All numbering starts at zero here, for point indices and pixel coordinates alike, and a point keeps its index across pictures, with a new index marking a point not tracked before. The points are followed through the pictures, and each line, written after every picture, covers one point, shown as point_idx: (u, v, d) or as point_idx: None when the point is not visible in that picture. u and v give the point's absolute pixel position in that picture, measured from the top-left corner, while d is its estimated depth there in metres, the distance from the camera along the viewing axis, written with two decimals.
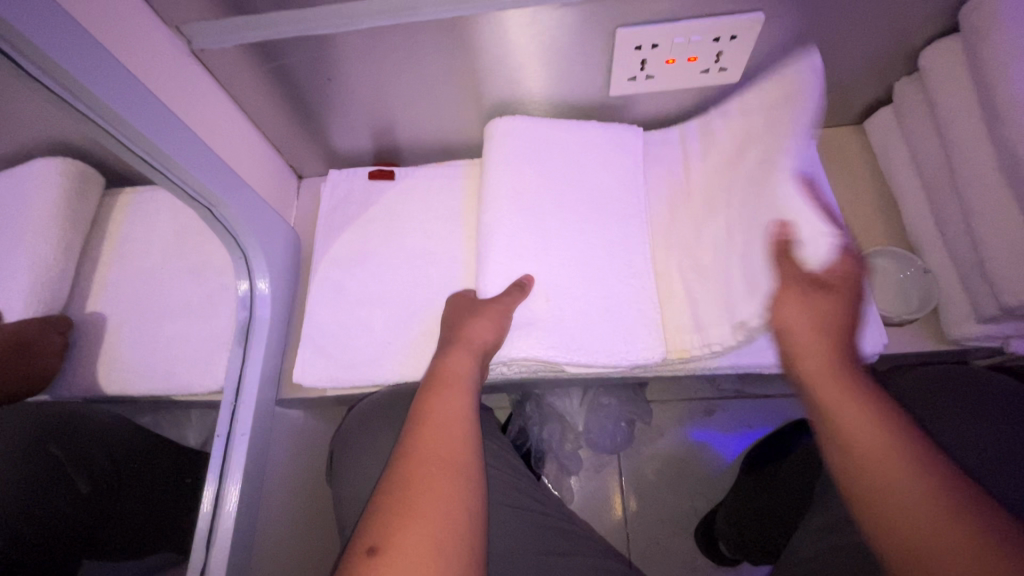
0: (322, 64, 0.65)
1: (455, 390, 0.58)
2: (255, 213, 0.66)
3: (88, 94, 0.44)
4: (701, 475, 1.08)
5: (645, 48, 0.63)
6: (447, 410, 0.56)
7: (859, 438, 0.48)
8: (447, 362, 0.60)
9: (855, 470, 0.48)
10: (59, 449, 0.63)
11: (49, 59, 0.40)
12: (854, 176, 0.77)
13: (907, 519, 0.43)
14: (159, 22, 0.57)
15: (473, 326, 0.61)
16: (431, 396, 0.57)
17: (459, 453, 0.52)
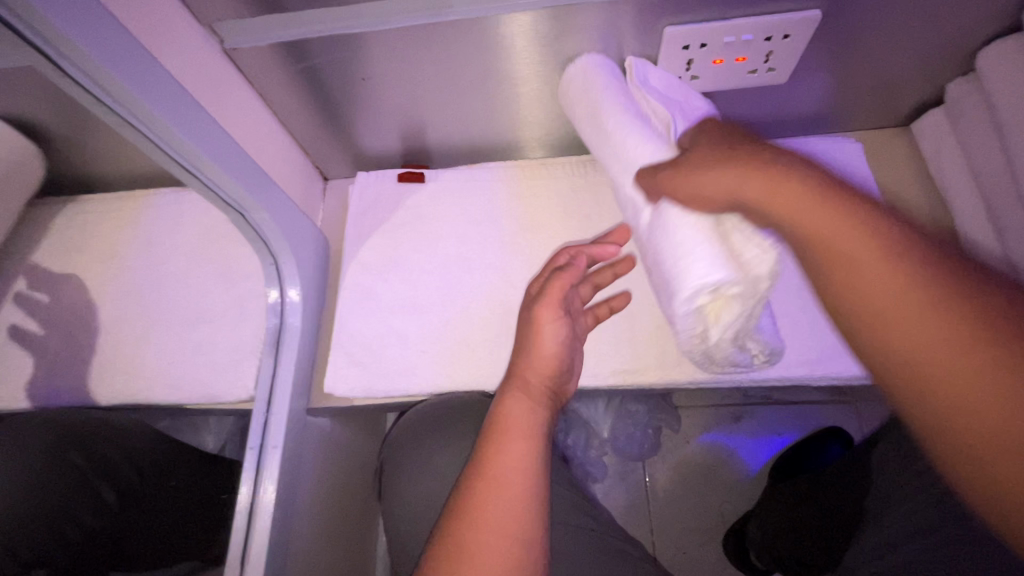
0: (356, 64, 0.63)
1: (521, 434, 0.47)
2: (286, 217, 0.64)
3: (125, 93, 0.41)
4: (730, 483, 1.06)
5: (693, 48, 0.60)
6: (514, 458, 0.46)
7: (856, 251, 0.34)
8: (507, 404, 0.50)
9: (872, 311, 0.34)
10: (82, 458, 0.61)
11: (87, 57, 0.37)
12: (900, 181, 0.75)
13: (952, 374, 0.31)
14: (192, 19, 0.55)
15: (532, 359, 0.54)
16: (490, 442, 0.47)
17: (519, 528, 0.42)
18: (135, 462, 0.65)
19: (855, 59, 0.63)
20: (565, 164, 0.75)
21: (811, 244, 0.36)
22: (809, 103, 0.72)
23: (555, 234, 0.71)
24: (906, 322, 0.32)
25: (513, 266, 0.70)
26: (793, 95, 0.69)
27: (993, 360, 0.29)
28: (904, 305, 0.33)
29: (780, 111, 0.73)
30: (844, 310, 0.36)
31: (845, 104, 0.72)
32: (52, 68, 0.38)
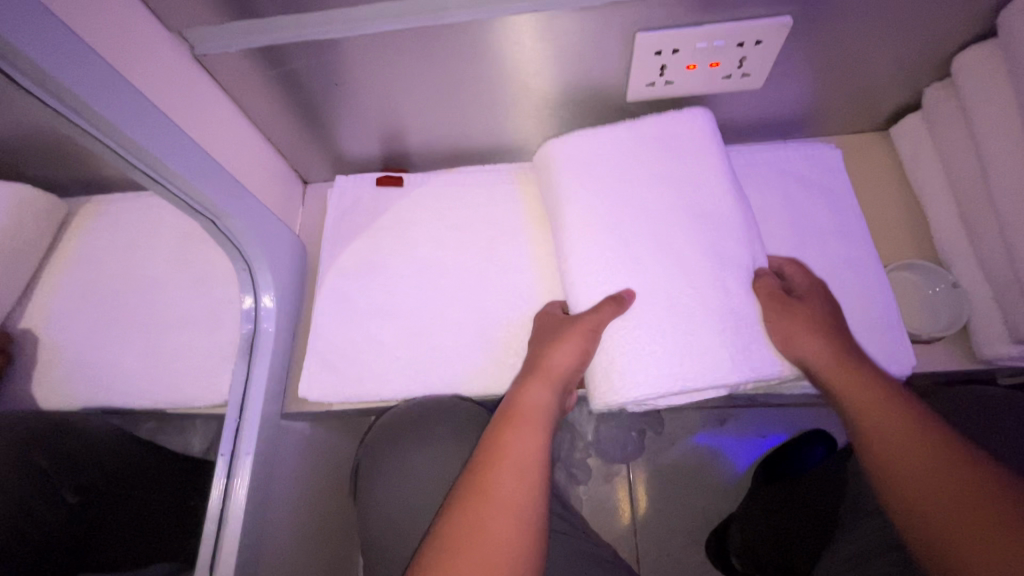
0: (329, 69, 0.63)
1: (533, 427, 0.54)
2: (259, 223, 0.64)
3: (82, 104, 0.41)
4: (713, 485, 1.06)
5: (665, 53, 0.60)
6: (524, 449, 0.53)
7: (883, 428, 0.53)
8: (527, 394, 0.57)
9: (898, 474, 0.50)
10: (45, 459, 0.61)
11: (41, 69, 0.37)
12: (878, 185, 0.75)
13: (931, 484, 0.48)
14: (159, 25, 0.55)
15: (553, 353, 0.58)
16: (506, 430, 0.55)
17: (525, 496, 0.49)
18: (100, 461, 0.64)
19: (829, 64, 0.63)
20: None
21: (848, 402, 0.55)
22: (784, 108, 0.71)
23: (532, 239, 0.71)
24: (917, 471, 0.49)
25: (489, 271, 0.70)
26: (769, 99, 0.69)
27: (956, 479, 0.47)
28: (925, 465, 0.49)
29: (756, 116, 0.73)
30: (865, 427, 0.54)
31: (822, 109, 0.72)
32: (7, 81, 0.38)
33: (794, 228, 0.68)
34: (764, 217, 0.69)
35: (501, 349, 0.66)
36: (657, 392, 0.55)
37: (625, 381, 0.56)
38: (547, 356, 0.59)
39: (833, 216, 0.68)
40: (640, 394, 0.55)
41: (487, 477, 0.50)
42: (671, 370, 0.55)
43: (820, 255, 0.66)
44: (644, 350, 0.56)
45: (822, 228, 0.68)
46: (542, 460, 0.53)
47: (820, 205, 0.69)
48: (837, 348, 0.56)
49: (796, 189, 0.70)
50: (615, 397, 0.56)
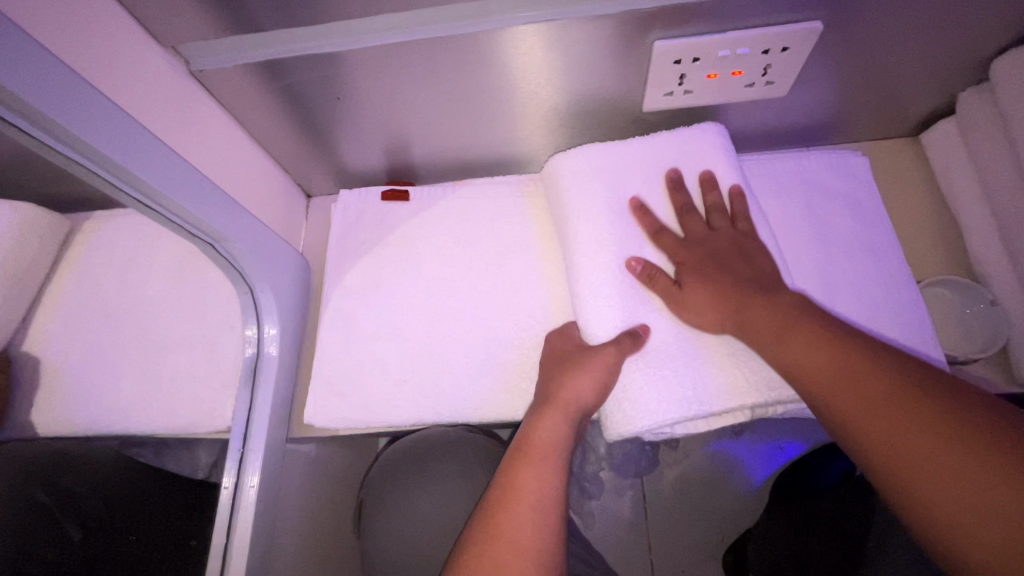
0: (331, 83, 0.60)
1: (545, 465, 0.49)
2: (259, 243, 0.62)
3: (69, 134, 0.39)
4: (730, 498, 1.03)
5: (684, 62, 0.57)
6: (536, 487, 0.48)
7: (838, 391, 0.43)
8: (537, 428, 0.52)
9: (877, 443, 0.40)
10: (45, 494, 0.59)
11: (24, 101, 0.35)
12: (907, 195, 0.71)
13: (933, 458, 0.37)
14: (153, 43, 0.52)
15: (572, 383, 0.53)
16: (515, 467, 0.50)
17: (534, 542, 0.45)
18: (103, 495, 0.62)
19: (857, 70, 0.60)
20: None
21: (795, 372, 0.47)
22: (808, 115, 0.68)
23: (544, 256, 0.68)
24: (892, 438, 0.39)
25: (500, 290, 0.67)
26: (792, 106, 0.66)
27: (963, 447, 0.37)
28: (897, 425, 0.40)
29: (778, 124, 0.70)
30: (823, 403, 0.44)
31: (848, 116, 0.69)
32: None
33: (823, 242, 0.64)
34: (789, 231, 0.65)
35: (513, 372, 0.64)
36: (673, 420, 0.52)
37: (640, 409, 0.53)
38: (566, 387, 0.53)
39: (862, 230, 0.65)
40: (653, 424, 0.52)
41: (495, 522, 0.46)
42: (688, 397, 0.52)
43: (848, 271, 0.63)
44: (655, 379, 0.53)
45: (852, 244, 0.64)
46: (560, 500, 0.48)
47: (848, 220, 0.65)
48: (718, 284, 0.53)
49: (822, 202, 0.66)
50: (629, 428, 0.53)
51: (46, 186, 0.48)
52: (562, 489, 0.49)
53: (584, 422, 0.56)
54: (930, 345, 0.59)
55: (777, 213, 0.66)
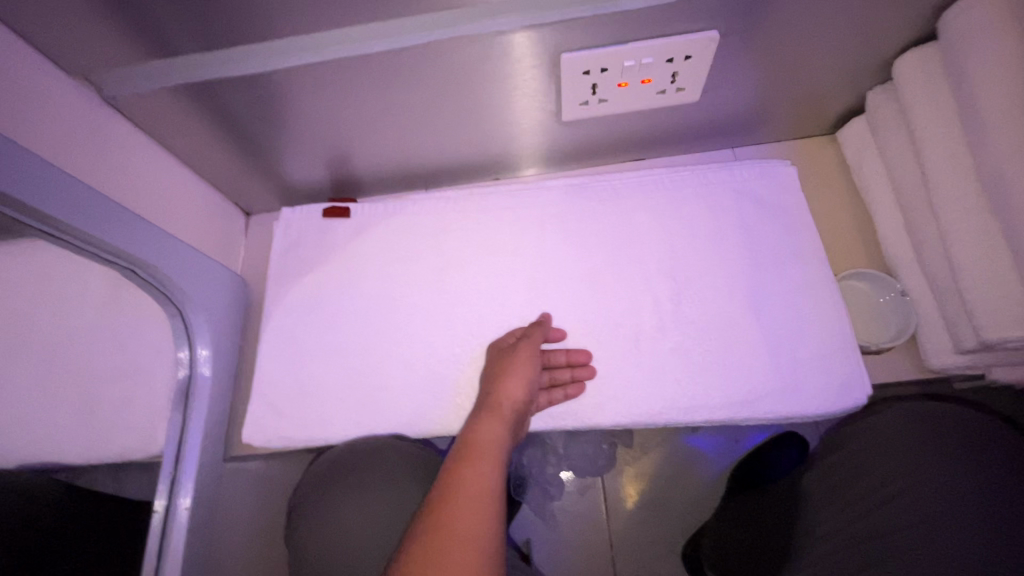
0: (252, 104, 0.61)
1: (486, 461, 0.52)
2: (186, 265, 0.62)
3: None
4: (689, 492, 1.05)
5: (594, 72, 0.59)
6: (475, 482, 0.49)
7: None
8: (477, 428, 0.55)
9: None
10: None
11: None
12: (827, 191, 0.74)
13: None
14: (60, 73, 0.53)
15: (502, 388, 0.58)
16: (456, 466, 0.52)
17: (478, 528, 0.46)
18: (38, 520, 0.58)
19: (764, 73, 0.62)
20: (494, 193, 0.72)
21: None
22: (726, 116, 0.70)
23: (478, 265, 0.69)
24: None
25: (435, 301, 0.68)
26: (708, 110, 0.68)
27: None
28: None
29: (700, 125, 0.72)
30: None
31: (765, 116, 0.71)
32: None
33: (745, 247, 0.66)
34: (714, 235, 0.67)
35: (448, 382, 0.65)
36: None
37: None
38: (497, 392, 0.58)
39: (786, 238, 0.66)
40: None
41: (442, 512, 0.47)
42: None
43: (773, 277, 0.65)
44: None
45: (773, 248, 0.66)
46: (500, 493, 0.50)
47: (767, 223, 0.67)
48: None
49: (749, 210, 0.68)
50: None
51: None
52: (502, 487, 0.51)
53: (519, 427, 0.59)
54: (850, 349, 0.60)
55: (697, 217, 0.68)
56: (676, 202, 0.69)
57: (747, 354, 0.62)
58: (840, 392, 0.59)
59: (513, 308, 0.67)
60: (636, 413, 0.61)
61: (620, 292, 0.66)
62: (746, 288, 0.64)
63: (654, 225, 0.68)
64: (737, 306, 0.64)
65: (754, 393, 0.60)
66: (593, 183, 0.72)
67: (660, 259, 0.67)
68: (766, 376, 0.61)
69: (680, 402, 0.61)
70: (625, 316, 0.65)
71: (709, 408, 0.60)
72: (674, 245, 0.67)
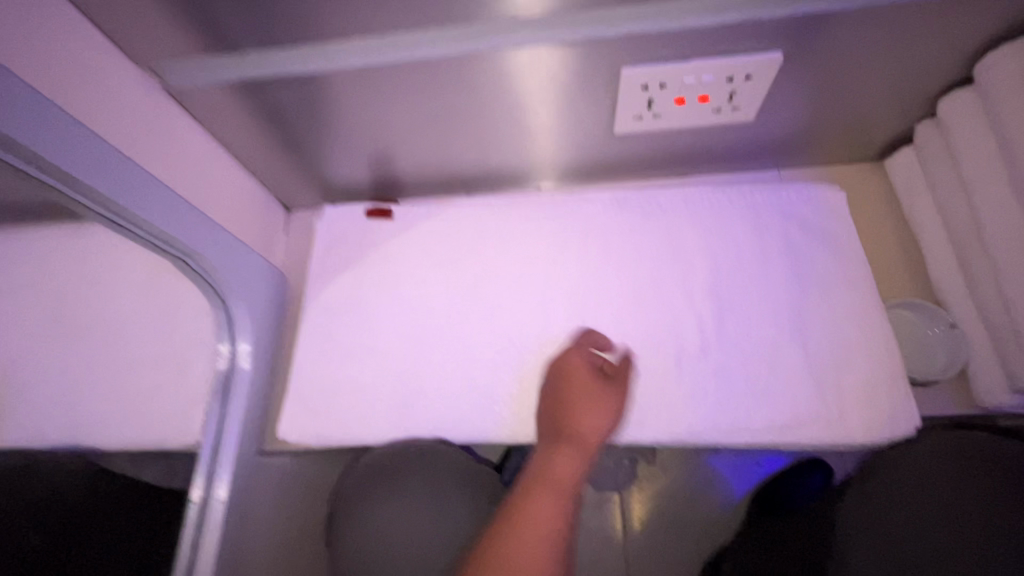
0: (306, 102, 0.61)
1: (559, 500, 0.50)
2: (233, 259, 0.63)
3: (18, 144, 0.39)
4: (710, 517, 1.03)
5: (652, 87, 0.58)
6: (539, 516, 0.49)
7: None
8: (555, 461, 0.52)
9: None
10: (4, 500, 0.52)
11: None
12: (872, 218, 0.73)
13: None
14: (128, 62, 0.54)
15: (586, 423, 0.54)
16: (525, 494, 0.51)
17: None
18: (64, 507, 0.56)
19: (819, 98, 0.61)
20: (537, 202, 0.73)
21: None
22: (776, 139, 0.70)
23: (519, 275, 0.69)
24: None
25: (476, 307, 0.68)
26: (758, 130, 0.67)
27: None
28: None
29: (749, 147, 0.72)
30: None
31: (814, 141, 0.70)
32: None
33: (791, 268, 0.66)
34: (759, 257, 0.67)
35: (484, 389, 0.64)
36: None
37: None
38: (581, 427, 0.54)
39: (833, 264, 0.65)
40: None
41: (511, 549, 0.46)
42: None
43: (819, 301, 0.64)
44: None
45: (822, 274, 0.65)
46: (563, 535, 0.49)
47: (814, 248, 0.66)
48: None
49: (797, 233, 0.67)
50: None
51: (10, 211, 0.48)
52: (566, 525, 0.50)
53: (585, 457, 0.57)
54: (895, 376, 0.60)
55: (741, 239, 0.68)
56: (720, 221, 0.69)
57: (790, 379, 0.61)
58: (889, 423, 0.58)
59: (554, 319, 0.66)
60: (675, 432, 0.60)
61: (661, 308, 0.65)
62: (791, 310, 0.64)
63: (699, 244, 0.68)
64: (779, 329, 0.63)
65: (798, 419, 0.59)
66: (638, 198, 0.71)
67: (701, 277, 0.66)
68: (810, 401, 0.60)
69: (721, 423, 0.60)
70: (666, 333, 0.64)
71: (750, 431, 0.59)
72: (719, 264, 0.67)
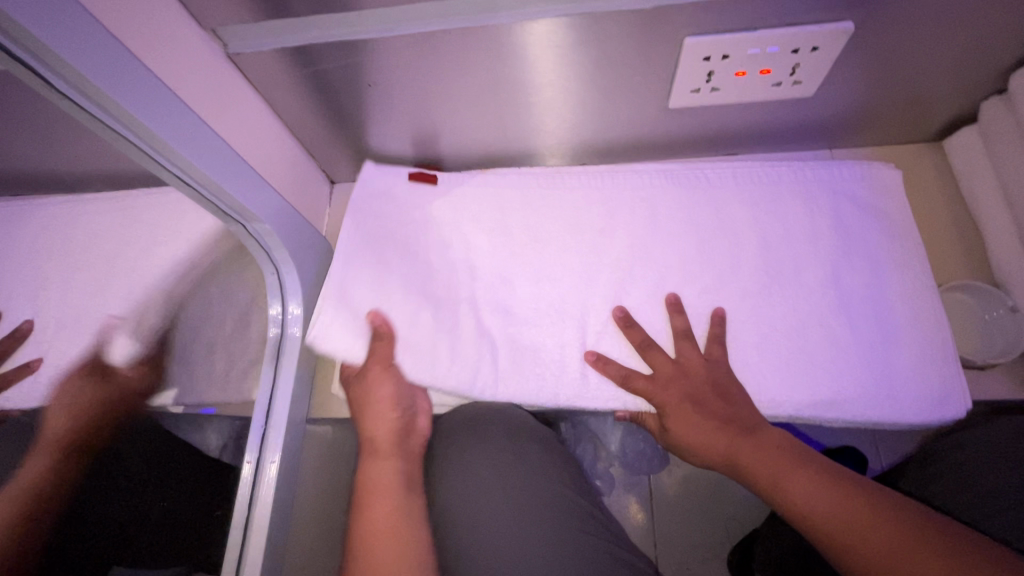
0: (364, 71, 0.61)
1: (388, 454, 0.61)
2: (288, 227, 0.64)
3: (108, 100, 0.39)
4: (738, 498, 1.03)
5: (714, 59, 0.57)
6: (385, 509, 0.56)
7: None
8: (371, 426, 0.63)
9: None
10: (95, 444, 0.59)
11: (59, 58, 0.35)
12: (926, 202, 0.72)
13: None
14: (193, 24, 0.53)
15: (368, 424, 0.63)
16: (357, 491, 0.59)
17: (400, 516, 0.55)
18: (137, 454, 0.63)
19: (883, 74, 0.60)
20: (584, 176, 0.72)
21: None
22: (834, 116, 0.68)
23: (565, 247, 0.69)
24: None
25: (523, 278, 0.68)
26: (815, 108, 0.66)
27: None
28: None
29: (800, 126, 0.71)
30: None
31: (871, 121, 0.69)
32: (25, 71, 0.36)
33: (841, 247, 0.65)
34: (811, 235, 0.66)
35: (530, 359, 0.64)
36: None
37: None
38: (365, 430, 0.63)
39: (886, 243, 0.65)
40: None
41: (362, 508, 0.57)
42: None
43: (871, 281, 0.63)
44: None
45: (874, 254, 0.65)
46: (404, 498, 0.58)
47: (864, 227, 0.66)
48: None
49: (851, 212, 0.66)
50: None
51: (76, 172, 0.49)
52: (413, 504, 0.57)
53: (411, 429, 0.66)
54: (941, 348, 0.60)
55: (792, 218, 0.67)
56: (770, 200, 0.68)
57: (838, 355, 0.61)
58: (941, 399, 0.58)
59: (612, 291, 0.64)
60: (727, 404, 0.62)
61: (710, 285, 0.65)
62: (841, 287, 0.63)
63: (750, 221, 0.67)
64: (829, 306, 0.63)
65: (852, 391, 0.59)
66: (686, 171, 0.71)
67: (749, 253, 0.66)
68: (860, 374, 0.60)
69: (767, 392, 0.60)
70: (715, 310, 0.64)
71: (797, 405, 0.59)
72: (767, 243, 0.66)
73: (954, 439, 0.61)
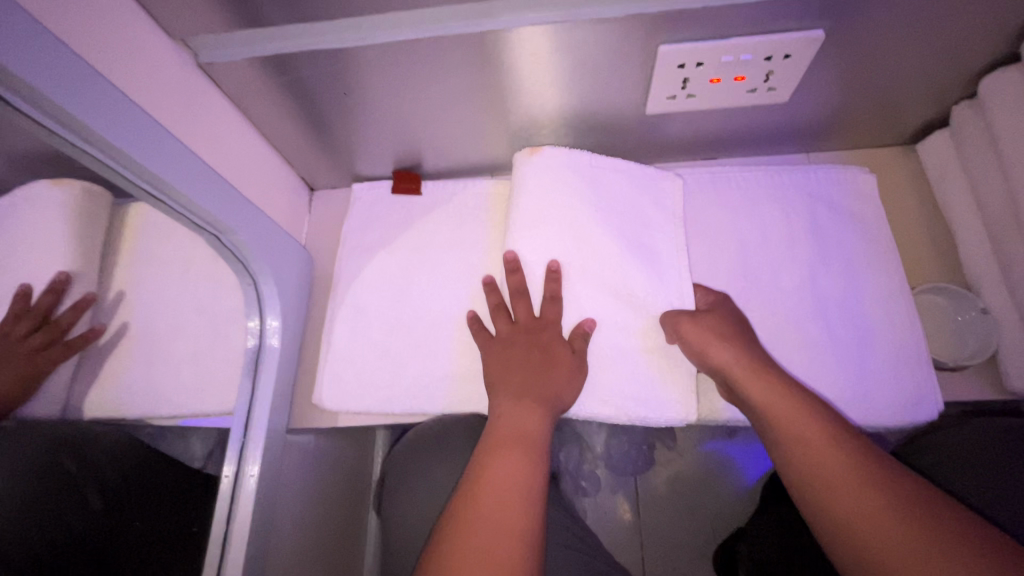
0: (339, 80, 0.60)
1: (541, 409, 0.55)
2: (263, 237, 0.64)
3: (78, 123, 0.39)
4: (722, 497, 1.04)
5: (689, 66, 0.58)
6: (503, 477, 0.49)
7: None
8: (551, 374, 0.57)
9: None
10: (72, 465, 0.57)
11: (27, 85, 0.35)
12: (900, 205, 0.73)
13: None
14: (162, 33, 0.53)
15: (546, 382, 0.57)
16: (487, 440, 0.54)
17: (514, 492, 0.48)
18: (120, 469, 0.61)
19: (856, 80, 0.60)
20: None
21: None
22: (809, 120, 0.69)
23: None
24: None
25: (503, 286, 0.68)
26: (790, 113, 0.67)
27: None
28: None
29: (776, 131, 0.71)
30: None
31: (846, 125, 0.70)
32: None
33: (817, 251, 0.66)
34: (787, 239, 0.66)
35: None
36: None
37: None
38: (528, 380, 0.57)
39: (860, 246, 0.66)
40: None
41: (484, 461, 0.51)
42: None
43: (844, 284, 0.64)
44: None
45: (848, 257, 0.65)
46: (534, 489, 0.49)
47: (839, 230, 0.66)
48: None
49: (826, 216, 0.67)
50: None
51: None
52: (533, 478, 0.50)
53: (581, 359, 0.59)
54: (913, 350, 0.61)
55: (768, 222, 0.67)
56: (747, 204, 0.69)
57: (813, 358, 0.61)
58: (913, 400, 0.59)
59: (605, 299, 0.61)
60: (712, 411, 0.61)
61: None
62: (816, 291, 0.64)
63: (727, 226, 0.68)
64: (804, 310, 0.63)
65: (826, 394, 0.60)
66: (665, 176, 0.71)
67: (726, 258, 0.66)
68: (834, 377, 0.60)
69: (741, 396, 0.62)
70: None
71: None
72: (744, 247, 0.67)
73: (925, 440, 0.62)
